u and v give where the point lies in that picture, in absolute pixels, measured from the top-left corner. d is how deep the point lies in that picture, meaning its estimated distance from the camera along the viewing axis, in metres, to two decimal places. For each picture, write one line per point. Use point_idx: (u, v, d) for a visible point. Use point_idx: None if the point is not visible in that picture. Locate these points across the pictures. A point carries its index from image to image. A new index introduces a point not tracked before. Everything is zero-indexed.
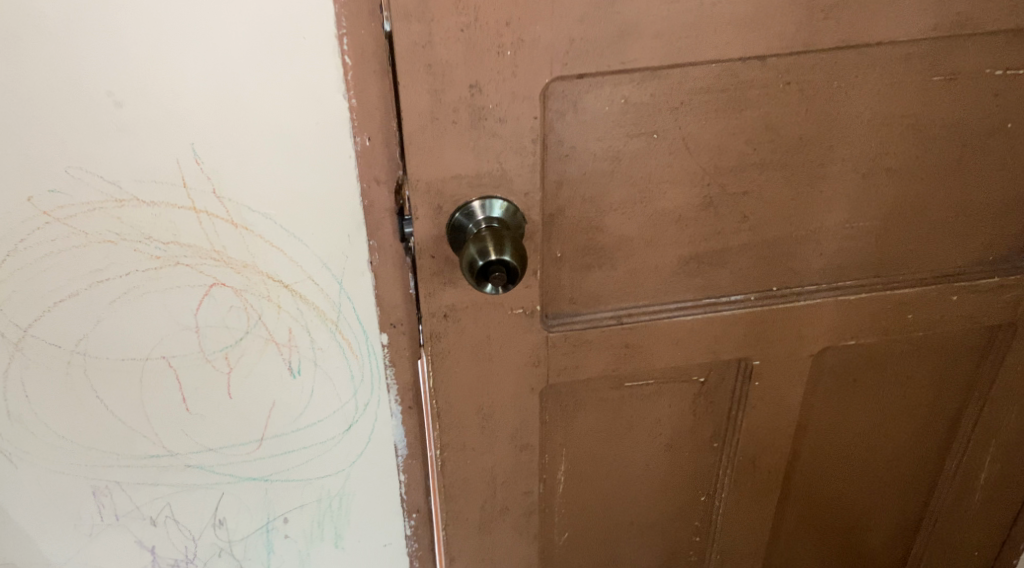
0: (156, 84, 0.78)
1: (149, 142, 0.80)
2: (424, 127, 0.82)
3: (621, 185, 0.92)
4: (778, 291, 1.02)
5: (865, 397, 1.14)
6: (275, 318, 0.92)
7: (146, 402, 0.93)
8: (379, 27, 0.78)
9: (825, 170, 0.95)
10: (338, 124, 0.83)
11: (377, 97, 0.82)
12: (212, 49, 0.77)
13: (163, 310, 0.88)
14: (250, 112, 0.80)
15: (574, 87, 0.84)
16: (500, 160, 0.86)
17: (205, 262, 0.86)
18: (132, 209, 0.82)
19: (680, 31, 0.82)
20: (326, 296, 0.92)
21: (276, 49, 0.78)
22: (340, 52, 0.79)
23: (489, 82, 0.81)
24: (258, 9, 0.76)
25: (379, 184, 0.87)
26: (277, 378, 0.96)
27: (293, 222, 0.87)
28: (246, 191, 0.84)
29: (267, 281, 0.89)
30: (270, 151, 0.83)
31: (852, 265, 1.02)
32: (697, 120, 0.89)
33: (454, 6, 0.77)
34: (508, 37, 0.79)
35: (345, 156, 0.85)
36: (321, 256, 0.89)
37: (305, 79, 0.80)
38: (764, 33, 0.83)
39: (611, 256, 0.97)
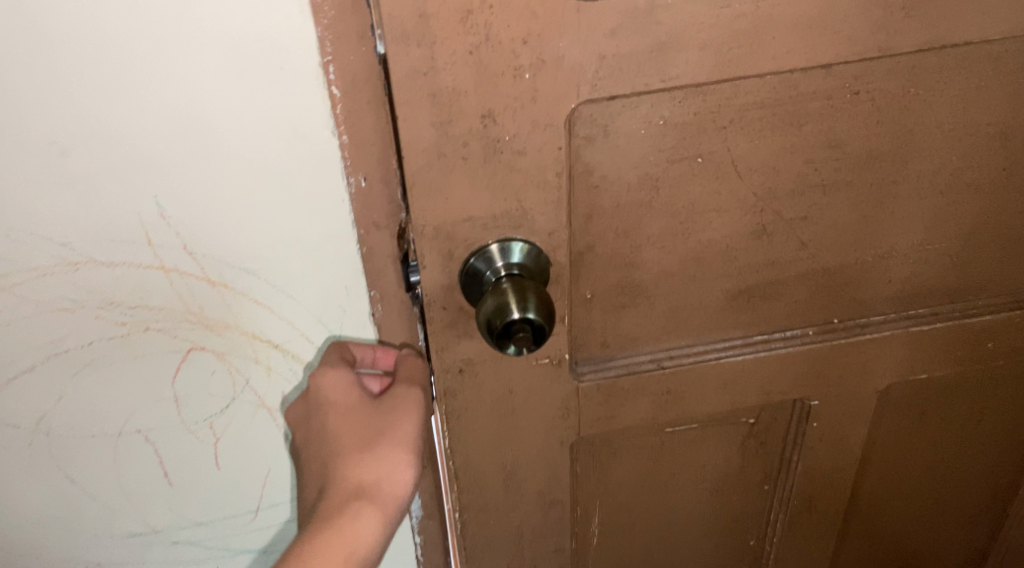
0: (108, 128, 0.66)
1: (103, 196, 0.68)
2: (429, 165, 0.69)
3: (660, 216, 0.79)
4: (840, 324, 0.90)
5: (934, 431, 1.01)
6: (266, 382, 0.80)
7: (124, 480, 0.83)
8: (371, 49, 0.65)
9: (897, 188, 0.82)
10: (328, 164, 0.70)
11: (374, 131, 0.69)
12: (172, 84, 0.65)
13: (136, 381, 0.77)
14: (222, 155, 0.68)
15: (605, 109, 0.71)
16: (519, 197, 0.73)
17: (180, 325, 0.75)
18: (89, 272, 0.71)
19: (731, 41, 0.68)
20: (325, 354, 0.80)
21: (248, 81, 0.65)
22: (327, 81, 0.66)
23: (505, 110, 0.68)
24: (222, 36, 0.64)
25: (379, 229, 0.74)
26: (272, 446, 0.84)
27: (281, 276, 0.75)
28: (223, 245, 0.72)
29: (255, 341, 0.78)
30: (250, 198, 0.70)
31: (924, 291, 0.89)
32: (749, 139, 0.76)
33: (461, 24, 0.63)
34: (527, 57, 0.65)
35: (338, 201, 0.72)
36: (316, 313, 0.78)
37: (286, 114, 0.67)
38: (832, 37, 0.69)
39: (650, 293, 0.84)
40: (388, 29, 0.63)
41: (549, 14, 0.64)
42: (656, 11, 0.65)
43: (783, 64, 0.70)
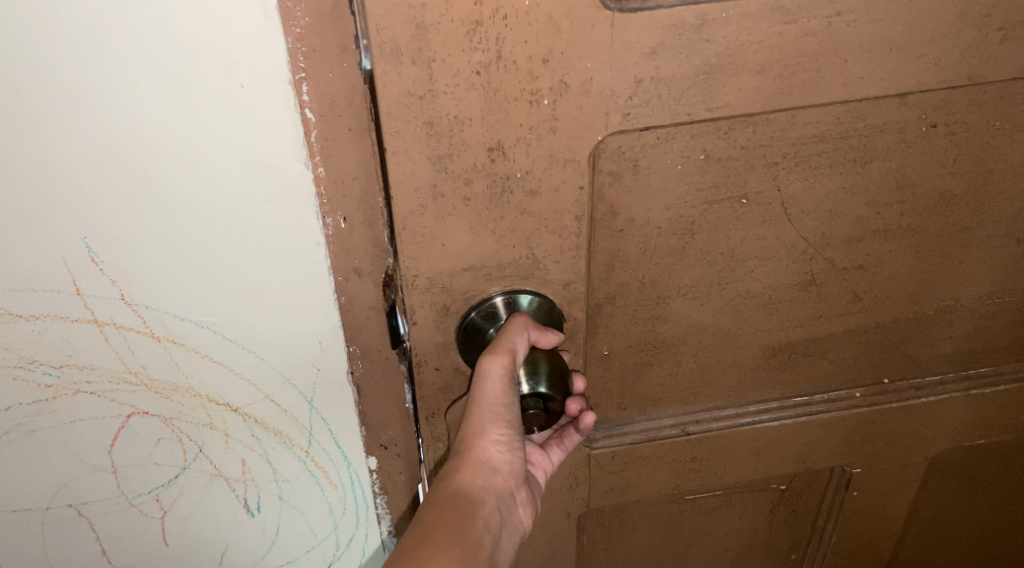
0: (25, 161, 0.56)
1: (27, 242, 0.58)
2: (423, 208, 0.57)
3: (695, 265, 0.67)
4: (891, 385, 0.78)
5: (984, 496, 0.90)
6: (221, 451, 0.71)
7: (55, 555, 0.76)
8: (355, 65, 0.55)
9: (970, 235, 0.69)
10: (299, 204, 0.59)
11: (357, 162, 0.58)
12: (106, 105, 0.54)
13: (65, 451, 0.69)
14: (168, 189, 0.57)
15: (635, 141, 0.59)
16: (530, 244, 0.61)
17: (118, 387, 0.66)
18: (6, 325, 0.62)
19: (794, 63, 0.55)
20: (291, 419, 0.70)
21: (199, 104, 0.55)
22: (299, 103, 0.55)
23: (516, 143, 0.56)
24: (168, 52, 0.53)
25: (361, 277, 0.63)
26: (227, 515, 0.75)
27: (240, 331, 0.64)
28: (170, 298, 0.62)
29: (208, 405, 0.68)
30: (203, 241, 0.60)
31: (987, 349, 0.78)
32: (803, 178, 0.63)
33: (466, 38, 0.51)
34: (546, 80, 0.53)
35: (313, 244, 0.61)
36: (282, 372, 0.67)
37: (248, 142, 0.56)
38: (913, 62, 0.56)
39: (676, 350, 0.72)
40: (375, 42, 0.50)
41: (574, 28, 0.51)
42: (705, 26, 0.52)
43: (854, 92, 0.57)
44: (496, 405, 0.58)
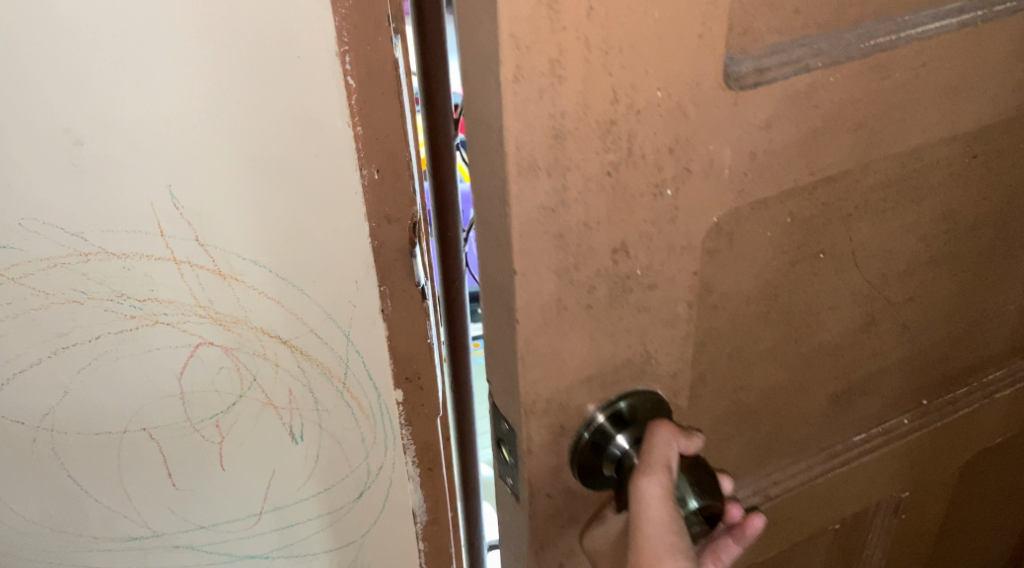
0: (121, 117, 0.62)
1: (116, 180, 0.64)
2: (547, 324, 0.52)
3: (776, 328, 0.65)
4: (930, 405, 0.81)
5: (999, 487, 0.94)
6: (272, 378, 0.75)
7: (127, 481, 0.79)
8: (387, 39, 0.62)
9: (996, 250, 0.73)
10: (343, 159, 0.66)
11: (389, 123, 0.65)
12: (188, 69, 0.61)
13: (139, 375, 0.73)
14: (240, 145, 0.64)
15: (735, 217, 0.56)
16: (645, 340, 0.57)
17: (188, 318, 0.71)
18: (98, 262, 0.67)
19: (885, 116, 0.55)
20: (333, 351, 0.75)
21: (269, 75, 0.62)
22: (341, 72, 0.63)
23: (639, 239, 0.52)
24: (240, 21, 0.60)
25: (391, 223, 0.69)
26: (275, 446, 0.80)
27: (291, 270, 0.70)
28: (235, 239, 0.68)
29: (263, 337, 0.73)
30: (264, 193, 0.66)
31: (1003, 350, 0.82)
32: (871, 224, 0.64)
33: (600, 140, 0.47)
34: (671, 170, 0.50)
35: (351, 194, 0.68)
36: (324, 306, 0.72)
37: (303, 104, 0.63)
38: (976, 101, 0.58)
39: (756, 416, 0.70)
40: (510, 155, 0.45)
41: (700, 113, 0.49)
42: (815, 93, 0.52)
43: (927, 132, 0.58)
44: (664, 519, 0.54)
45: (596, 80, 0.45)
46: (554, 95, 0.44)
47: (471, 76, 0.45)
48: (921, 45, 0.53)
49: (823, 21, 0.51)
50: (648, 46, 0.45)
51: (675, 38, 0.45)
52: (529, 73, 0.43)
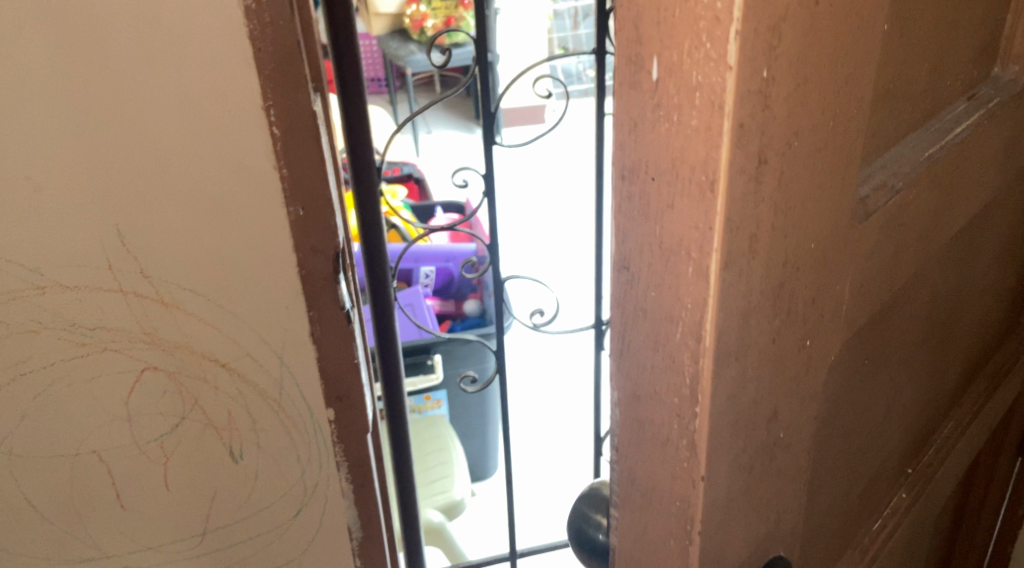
0: (76, 166, 0.67)
1: (68, 224, 0.68)
2: (720, 524, 0.45)
3: (845, 453, 0.62)
4: (914, 473, 0.82)
5: (941, 531, 0.99)
6: (212, 398, 0.77)
7: (80, 503, 0.79)
8: (307, 99, 0.67)
9: (953, 321, 0.77)
10: (270, 198, 0.70)
11: (315, 170, 0.70)
12: (134, 122, 0.66)
13: (94, 403, 0.75)
14: (181, 184, 0.69)
15: (838, 356, 0.52)
16: (777, 507, 0.51)
17: (137, 346, 0.74)
18: (55, 295, 0.70)
19: (930, 223, 0.56)
20: (268, 374, 0.77)
21: (205, 118, 0.67)
22: (267, 123, 0.68)
23: (786, 403, 0.47)
24: (182, 88, 0.66)
25: (318, 253, 0.73)
26: (216, 464, 0.80)
27: (227, 296, 0.73)
28: (178, 271, 0.71)
29: (204, 361, 0.75)
30: (199, 232, 0.70)
31: (949, 405, 0.87)
32: (902, 328, 0.64)
33: (772, 307, 0.42)
34: (811, 319, 0.46)
35: (278, 228, 0.72)
36: (260, 332, 0.75)
37: (234, 148, 0.68)
38: (973, 194, 0.62)
39: (826, 547, 0.66)
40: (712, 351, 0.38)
41: (834, 256, 0.46)
42: (901, 213, 0.51)
43: (948, 226, 0.60)
44: None
45: (778, 243, 0.40)
46: (749, 273, 0.39)
47: (653, 269, 0.38)
48: (954, 153, 0.55)
49: (895, 143, 0.51)
50: (813, 200, 0.41)
51: (829, 186, 0.42)
52: (736, 256, 0.37)
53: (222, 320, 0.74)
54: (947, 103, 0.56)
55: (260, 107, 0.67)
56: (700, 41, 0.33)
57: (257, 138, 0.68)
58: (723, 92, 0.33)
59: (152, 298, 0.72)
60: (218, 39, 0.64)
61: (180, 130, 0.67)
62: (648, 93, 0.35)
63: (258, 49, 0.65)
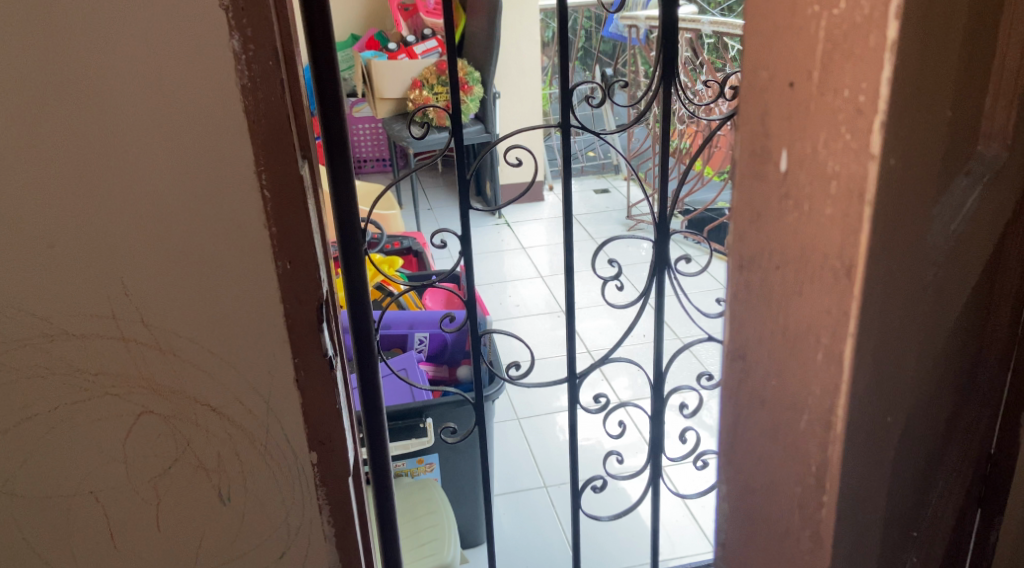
0: (85, 224, 0.72)
1: (75, 278, 0.73)
2: None
3: (874, 524, 0.62)
4: (918, 538, 0.82)
5: None
6: (202, 442, 0.81)
7: (75, 544, 0.83)
8: (293, 163, 0.74)
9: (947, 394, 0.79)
10: (261, 253, 0.76)
11: (300, 229, 0.76)
12: (140, 182, 0.71)
13: (90, 447, 0.79)
14: (181, 240, 0.74)
15: None
16: None
17: (133, 392, 0.77)
18: (62, 343, 0.75)
19: (923, 292, 0.59)
20: (255, 418, 0.81)
21: (205, 179, 0.72)
22: (258, 186, 0.73)
23: None
24: (186, 151, 0.71)
25: (303, 303, 0.78)
26: (204, 506, 0.84)
27: (220, 345, 0.78)
28: (176, 321, 0.76)
29: (196, 406, 0.79)
30: (196, 284, 0.75)
31: (946, 475, 0.87)
32: (919, 397, 0.64)
33: None
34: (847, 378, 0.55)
35: (267, 281, 0.77)
36: (251, 381, 0.79)
37: (230, 208, 0.74)
38: (957, 266, 0.65)
39: None
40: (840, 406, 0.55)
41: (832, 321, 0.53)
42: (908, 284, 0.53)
43: (941, 294, 0.63)
44: None
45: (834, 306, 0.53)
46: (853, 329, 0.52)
47: (775, 345, 0.57)
48: (936, 230, 0.59)
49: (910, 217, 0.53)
50: None
51: None
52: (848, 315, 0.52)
53: (213, 366, 0.78)
54: (946, 179, 0.60)
55: (253, 170, 0.73)
56: (840, 131, 0.50)
57: (250, 198, 0.74)
58: (864, 178, 0.50)
59: (150, 345, 0.76)
60: (217, 107, 0.70)
61: (182, 191, 0.72)
62: (776, 184, 0.55)
63: (252, 120, 0.71)
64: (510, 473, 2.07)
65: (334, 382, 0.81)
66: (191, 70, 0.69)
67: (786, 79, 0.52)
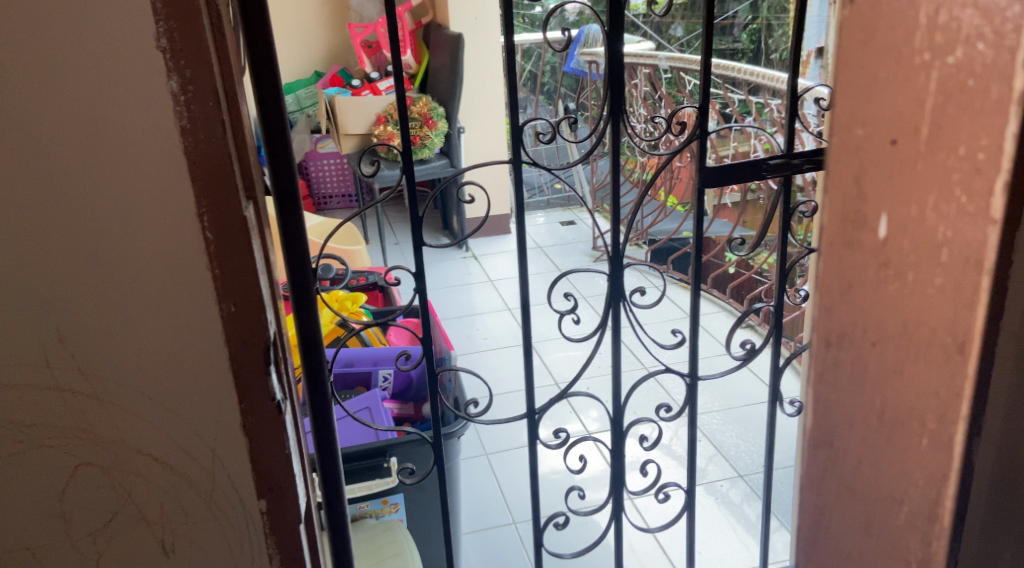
0: (19, 272, 0.70)
1: (7, 327, 0.71)
2: None
3: None
4: None
5: None
6: (145, 494, 0.79)
7: None
8: (237, 205, 0.73)
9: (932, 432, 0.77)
10: (204, 297, 0.74)
11: (245, 271, 0.74)
12: (75, 227, 0.70)
13: (27, 502, 0.76)
14: (120, 286, 0.72)
15: None
16: None
17: (71, 443, 0.75)
18: None
19: None
20: (200, 467, 0.79)
21: (144, 223, 0.71)
22: (201, 228, 0.72)
23: None
24: (124, 195, 0.70)
25: (250, 346, 0.76)
26: (149, 559, 0.81)
27: (162, 393, 0.76)
28: (115, 370, 0.74)
29: (137, 457, 0.77)
30: (137, 331, 0.73)
31: None
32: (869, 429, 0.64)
33: None
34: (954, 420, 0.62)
35: (211, 325, 0.75)
36: (195, 429, 0.77)
37: (170, 251, 0.72)
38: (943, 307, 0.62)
39: None
40: (945, 495, 0.65)
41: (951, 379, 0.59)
42: None
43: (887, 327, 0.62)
44: None
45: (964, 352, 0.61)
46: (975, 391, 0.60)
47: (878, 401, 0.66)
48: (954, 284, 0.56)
49: None
50: None
51: None
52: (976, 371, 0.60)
53: (152, 412, 0.76)
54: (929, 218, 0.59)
55: (195, 213, 0.72)
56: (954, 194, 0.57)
57: (191, 241, 0.72)
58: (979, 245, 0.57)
59: (88, 394, 0.74)
60: (156, 149, 0.69)
61: (120, 236, 0.71)
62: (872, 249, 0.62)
63: (192, 162, 0.70)
64: (479, 510, 2.04)
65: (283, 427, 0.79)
66: (128, 110, 0.68)
67: (888, 136, 0.59)
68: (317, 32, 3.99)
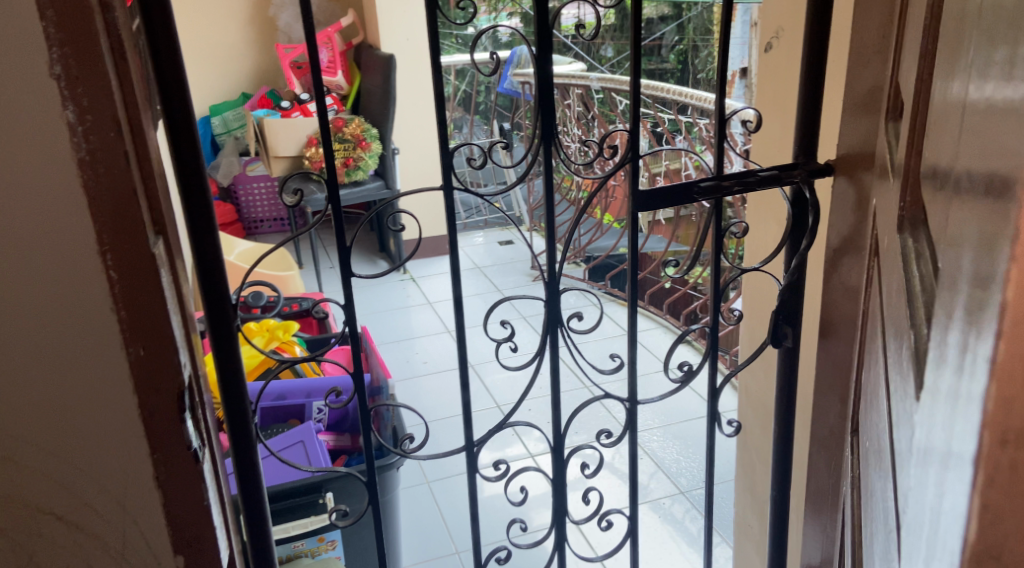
0: None
1: None
2: None
3: None
4: None
5: None
6: (50, 555, 0.75)
7: None
8: (145, 241, 0.68)
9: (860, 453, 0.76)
10: (110, 340, 0.69)
11: (155, 312, 0.69)
12: None
13: None
14: (17, 336, 0.68)
15: None
16: None
17: None
18: None
19: None
20: (110, 523, 0.75)
21: (40, 268, 0.67)
22: (104, 267, 0.67)
23: None
24: (17, 239, 0.66)
25: (162, 391, 0.71)
26: None
27: (66, 447, 0.72)
28: (12, 425, 0.70)
29: (40, 516, 0.73)
30: (35, 383, 0.69)
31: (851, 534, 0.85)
32: None
33: None
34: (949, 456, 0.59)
35: (118, 370, 0.70)
36: (103, 485, 0.73)
37: (72, 295, 0.68)
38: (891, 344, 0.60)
39: None
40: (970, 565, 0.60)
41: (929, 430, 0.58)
42: None
43: None
44: None
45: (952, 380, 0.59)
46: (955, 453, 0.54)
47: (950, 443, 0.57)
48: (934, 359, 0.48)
49: None
50: None
51: None
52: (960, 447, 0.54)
53: (54, 469, 0.72)
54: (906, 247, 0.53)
55: (97, 251, 0.67)
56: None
57: (94, 281, 0.67)
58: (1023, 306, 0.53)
59: None
60: (51, 185, 0.65)
61: (13, 284, 0.67)
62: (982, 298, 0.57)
63: (93, 196, 0.65)
64: (421, 541, 1.99)
65: (200, 476, 0.75)
66: (17, 146, 0.64)
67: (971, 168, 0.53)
68: (246, 52, 3.91)
